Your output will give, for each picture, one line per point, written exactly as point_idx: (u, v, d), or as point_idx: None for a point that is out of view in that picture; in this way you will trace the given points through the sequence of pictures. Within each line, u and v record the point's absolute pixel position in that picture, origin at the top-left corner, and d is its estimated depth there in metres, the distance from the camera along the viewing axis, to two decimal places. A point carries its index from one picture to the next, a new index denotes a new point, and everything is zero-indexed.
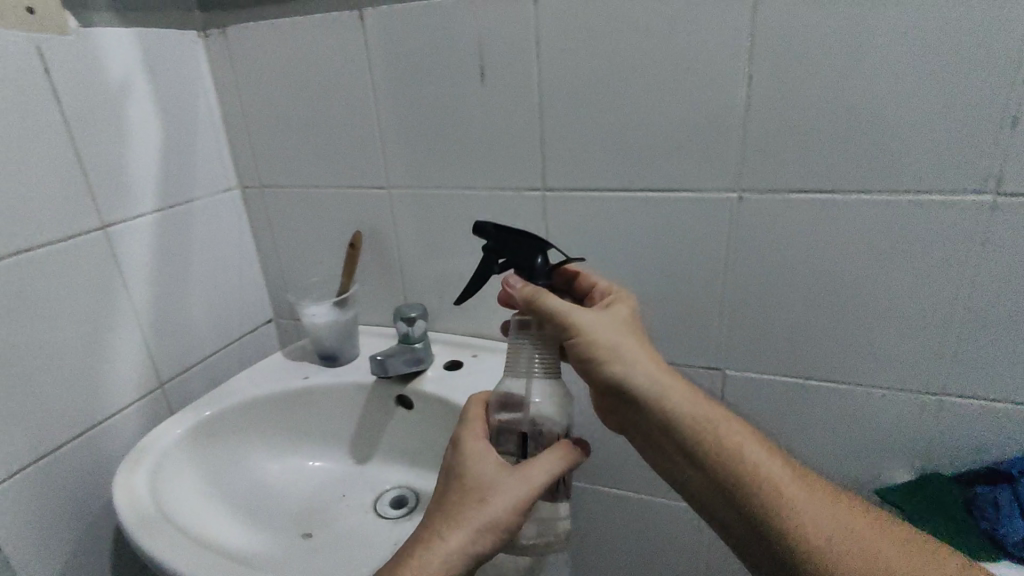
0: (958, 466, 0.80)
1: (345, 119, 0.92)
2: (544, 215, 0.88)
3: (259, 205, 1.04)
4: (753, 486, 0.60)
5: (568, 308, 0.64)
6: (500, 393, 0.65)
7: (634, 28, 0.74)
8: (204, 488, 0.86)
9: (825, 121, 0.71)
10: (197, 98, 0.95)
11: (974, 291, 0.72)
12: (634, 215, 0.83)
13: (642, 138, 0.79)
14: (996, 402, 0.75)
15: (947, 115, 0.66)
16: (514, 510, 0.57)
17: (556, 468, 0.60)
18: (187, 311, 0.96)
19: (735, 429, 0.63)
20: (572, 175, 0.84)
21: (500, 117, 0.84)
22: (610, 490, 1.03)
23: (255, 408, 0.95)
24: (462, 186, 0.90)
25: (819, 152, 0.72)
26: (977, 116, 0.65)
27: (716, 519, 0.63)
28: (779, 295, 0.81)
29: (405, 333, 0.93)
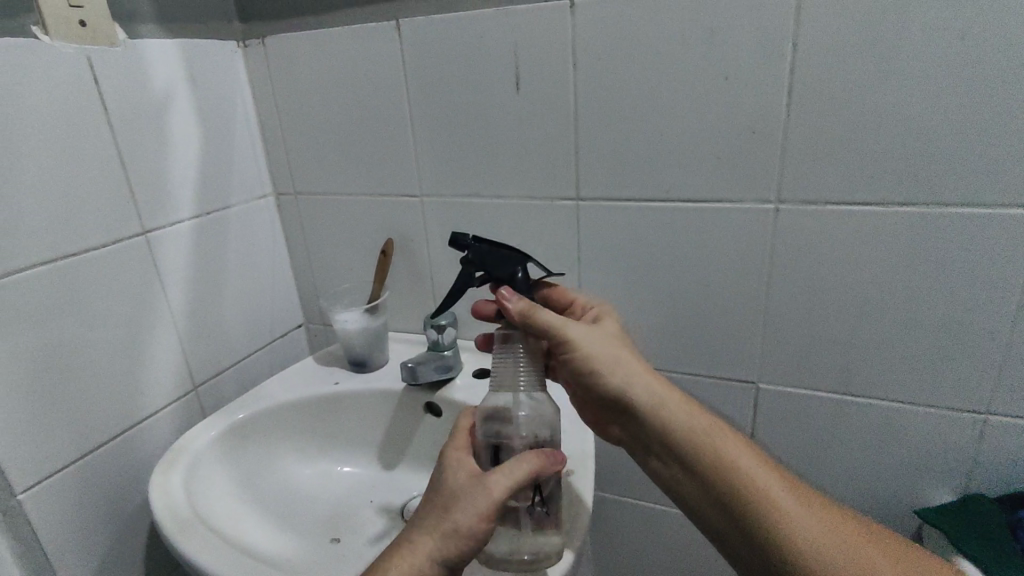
0: (1002, 487, 0.65)
1: (374, 126, 0.79)
2: (611, 232, 0.73)
3: (292, 212, 0.91)
4: (748, 499, 0.52)
5: (560, 321, 0.57)
6: (487, 407, 0.54)
7: (761, 40, 0.59)
8: (235, 492, 0.72)
9: (957, 134, 0.56)
10: (236, 106, 0.83)
11: (977, 312, 0.61)
12: (743, 223, 0.66)
13: (752, 148, 0.63)
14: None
15: (959, 134, 0.56)
16: (478, 514, 0.48)
17: (522, 475, 0.49)
18: (220, 317, 0.83)
19: (730, 441, 0.55)
20: (655, 186, 0.68)
21: (568, 124, 0.69)
22: (637, 504, 0.86)
23: (284, 416, 0.79)
24: (517, 197, 0.75)
25: (955, 167, 0.57)
26: (987, 133, 0.55)
27: (715, 532, 0.55)
28: (902, 337, 0.65)
29: (434, 340, 0.78)
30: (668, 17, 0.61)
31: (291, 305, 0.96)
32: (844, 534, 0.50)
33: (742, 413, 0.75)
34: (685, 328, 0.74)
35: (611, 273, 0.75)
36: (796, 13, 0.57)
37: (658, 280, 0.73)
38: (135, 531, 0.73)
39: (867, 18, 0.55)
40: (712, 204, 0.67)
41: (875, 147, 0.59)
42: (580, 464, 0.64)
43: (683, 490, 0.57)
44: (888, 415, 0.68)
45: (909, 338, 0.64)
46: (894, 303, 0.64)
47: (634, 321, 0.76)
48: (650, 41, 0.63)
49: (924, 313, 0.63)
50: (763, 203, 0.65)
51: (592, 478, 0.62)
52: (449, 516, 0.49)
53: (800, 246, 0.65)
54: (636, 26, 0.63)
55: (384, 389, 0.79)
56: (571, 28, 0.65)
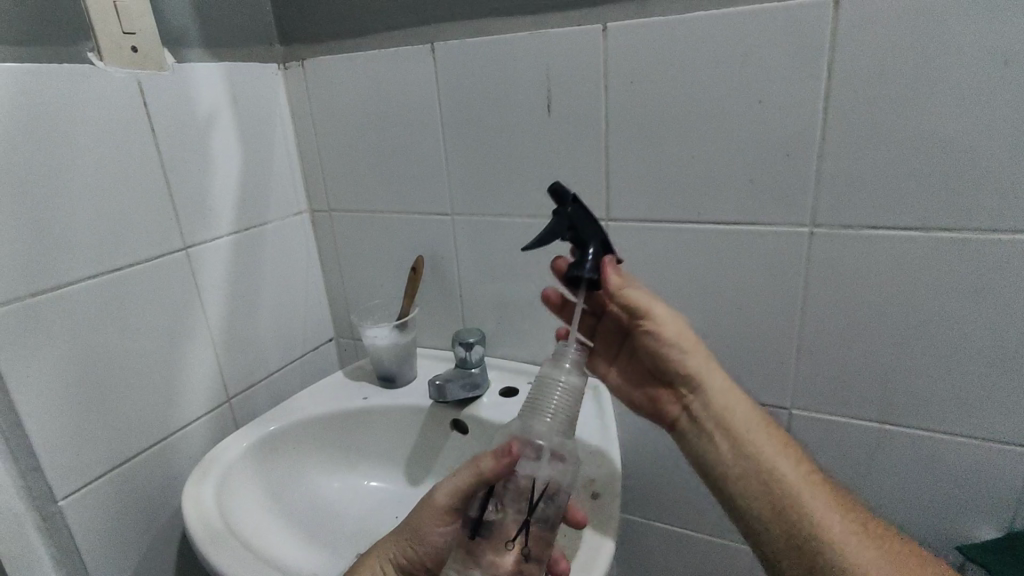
0: None
1: (408, 147, 0.81)
2: (644, 255, 0.72)
3: (326, 229, 0.93)
4: (793, 502, 0.54)
5: (650, 300, 0.57)
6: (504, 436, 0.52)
7: (799, 63, 0.59)
8: (265, 504, 0.73)
9: (1001, 158, 0.55)
10: (276, 128, 0.85)
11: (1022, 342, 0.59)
12: (779, 246, 0.65)
13: (789, 172, 0.62)
14: None
15: (1002, 159, 0.55)
16: (424, 522, 0.53)
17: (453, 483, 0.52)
18: (254, 332, 0.85)
19: (783, 451, 0.57)
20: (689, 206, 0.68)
21: (600, 146, 0.70)
22: (666, 529, 0.84)
23: (314, 428, 0.80)
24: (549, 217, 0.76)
25: (999, 192, 0.55)
26: None
27: (747, 525, 0.56)
28: (946, 365, 0.62)
29: (461, 358, 0.78)
30: (704, 42, 0.61)
31: (323, 319, 0.97)
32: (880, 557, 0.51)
33: None
34: (716, 351, 0.73)
35: None
36: (833, 36, 0.57)
37: (689, 303, 0.72)
38: (168, 543, 0.75)
39: (910, 40, 0.55)
40: (746, 227, 0.66)
41: (915, 171, 0.58)
42: (609, 486, 0.63)
43: (722, 486, 0.58)
44: (930, 445, 0.66)
45: (950, 365, 0.62)
46: (940, 331, 0.62)
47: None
48: (684, 64, 0.63)
49: (966, 341, 0.61)
50: (797, 227, 0.64)
51: (620, 501, 0.61)
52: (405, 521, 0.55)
53: (837, 271, 0.64)
54: (670, 50, 0.63)
55: (413, 406, 0.80)
56: (605, 50, 0.66)
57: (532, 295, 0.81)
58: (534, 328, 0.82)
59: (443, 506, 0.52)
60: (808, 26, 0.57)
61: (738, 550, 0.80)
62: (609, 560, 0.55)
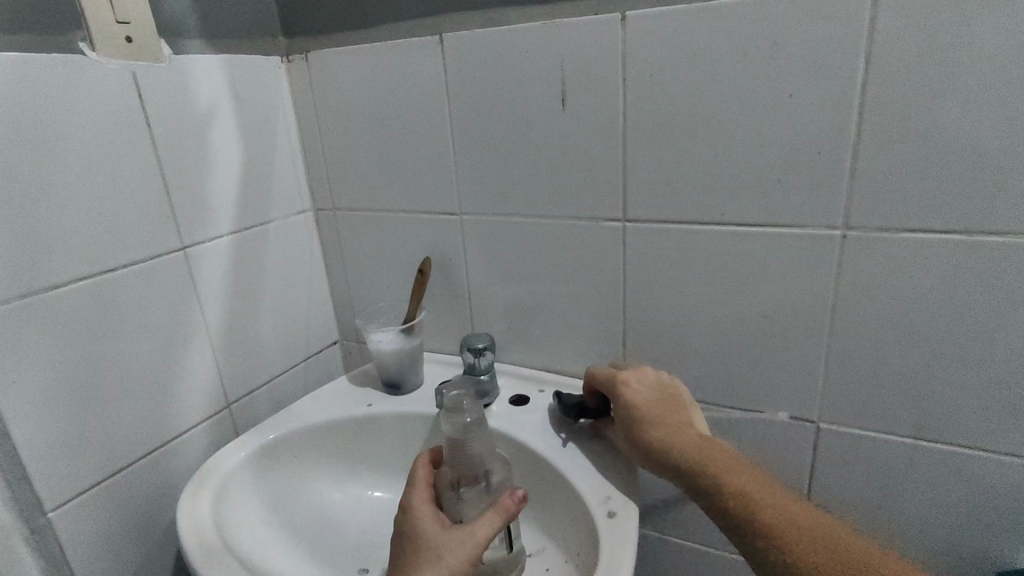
0: None
1: (415, 143, 0.78)
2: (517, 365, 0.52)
3: (331, 228, 0.90)
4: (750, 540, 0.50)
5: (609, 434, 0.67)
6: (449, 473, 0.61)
7: (833, 54, 0.55)
8: (263, 516, 0.69)
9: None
10: (278, 123, 0.82)
11: None
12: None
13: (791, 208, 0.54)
14: None
15: None
16: (467, 557, 0.53)
17: (498, 521, 0.55)
18: (256, 334, 0.82)
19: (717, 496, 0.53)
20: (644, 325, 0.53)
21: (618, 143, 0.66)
22: (683, 543, 0.81)
23: (316, 436, 0.77)
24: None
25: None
26: None
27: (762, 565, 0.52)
28: (988, 377, 0.58)
29: (470, 364, 0.75)
30: (730, 32, 0.58)
31: (327, 322, 0.94)
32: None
33: (802, 455, 0.69)
34: (739, 360, 0.69)
35: (658, 300, 0.71)
36: (869, 25, 0.53)
37: (710, 310, 0.68)
38: (163, 556, 0.72)
39: (956, 27, 0.50)
40: (771, 228, 0.62)
41: (959, 170, 0.54)
42: (626, 506, 0.60)
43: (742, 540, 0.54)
44: (969, 461, 0.62)
45: (994, 377, 0.58)
46: (982, 341, 0.58)
47: (682, 349, 0.72)
48: (709, 56, 0.59)
49: (1011, 351, 0.57)
50: (828, 228, 0.60)
51: (638, 521, 0.58)
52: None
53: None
54: (693, 41, 0.59)
55: (419, 413, 0.77)
56: (624, 42, 0.62)
57: (544, 299, 0.77)
58: (546, 334, 0.79)
59: (472, 557, 0.53)
60: (842, 14, 0.54)
61: None
62: None
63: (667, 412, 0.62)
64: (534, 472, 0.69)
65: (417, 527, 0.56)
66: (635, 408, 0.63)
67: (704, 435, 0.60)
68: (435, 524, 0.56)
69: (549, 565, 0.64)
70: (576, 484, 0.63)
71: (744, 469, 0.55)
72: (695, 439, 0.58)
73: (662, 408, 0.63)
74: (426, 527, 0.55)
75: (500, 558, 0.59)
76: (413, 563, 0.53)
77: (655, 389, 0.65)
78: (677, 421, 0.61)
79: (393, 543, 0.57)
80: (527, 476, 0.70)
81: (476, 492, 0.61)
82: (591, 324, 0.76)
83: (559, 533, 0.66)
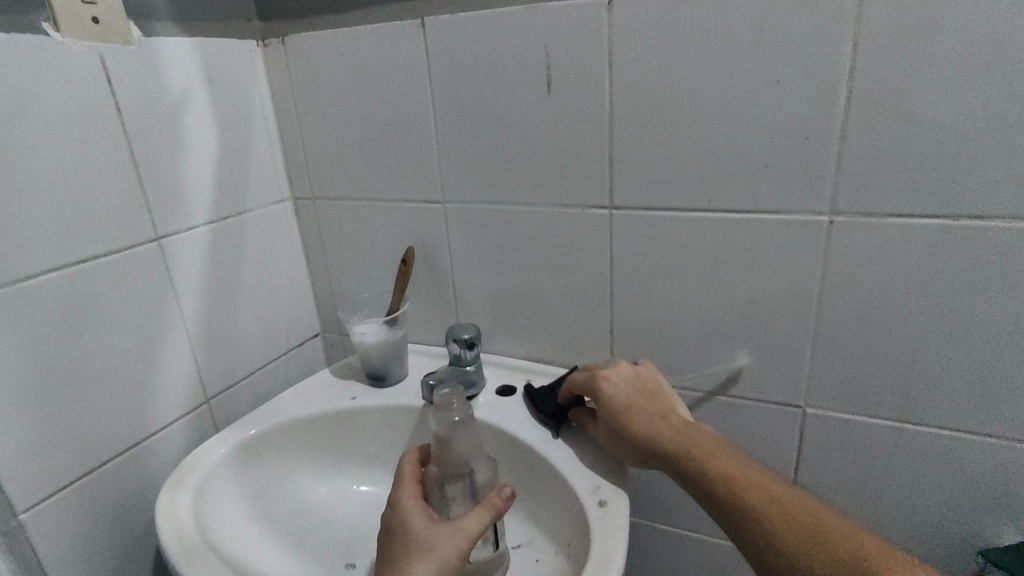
0: None
1: (396, 130, 0.76)
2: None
3: (311, 218, 0.87)
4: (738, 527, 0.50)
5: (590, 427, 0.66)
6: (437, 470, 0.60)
7: (822, 38, 0.54)
8: (246, 513, 0.68)
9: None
10: (254, 109, 0.80)
11: None
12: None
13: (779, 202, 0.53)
14: None
15: None
16: (456, 551, 0.52)
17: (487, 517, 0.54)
18: (235, 327, 0.80)
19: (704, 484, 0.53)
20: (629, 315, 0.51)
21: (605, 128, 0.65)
22: (671, 530, 0.81)
23: (299, 431, 0.75)
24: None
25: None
26: None
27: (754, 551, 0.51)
28: (973, 361, 0.59)
29: (456, 355, 0.74)
30: (720, 15, 0.57)
31: (308, 314, 0.92)
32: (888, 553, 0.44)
33: (788, 441, 0.70)
34: (726, 347, 0.69)
35: (644, 288, 0.70)
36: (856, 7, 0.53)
37: (697, 297, 0.68)
38: (142, 555, 0.70)
39: (946, 11, 0.50)
40: (758, 214, 0.62)
41: (945, 155, 0.54)
42: (616, 495, 0.59)
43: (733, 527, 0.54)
44: (952, 444, 0.63)
45: (977, 360, 0.59)
46: (966, 325, 0.58)
47: (670, 337, 0.71)
48: (698, 40, 0.58)
49: (993, 334, 0.57)
50: (815, 214, 0.60)
51: (629, 511, 0.57)
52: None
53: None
54: (683, 24, 0.58)
55: (404, 405, 0.75)
56: (612, 26, 0.61)
57: (530, 288, 0.76)
58: (532, 323, 0.78)
59: (461, 551, 0.52)
60: None
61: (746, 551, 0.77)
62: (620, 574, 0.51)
63: (650, 403, 0.62)
64: (523, 463, 0.68)
65: (405, 521, 0.55)
66: (614, 402, 0.62)
67: (687, 423, 0.60)
68: (423, 519, 0.55)
69: (538, 556, 0.64)
70: (566, 475, 0.62)
71: (730, 456, 0.55)
72: (676, 429, 0.58)
73: (643, 400, 0.62)
74: (415, 523, 0.54)
75: (485, 555, 0.58)
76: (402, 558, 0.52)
77: (633, 380, 0.65)
78: (660, 411, 0.61)
79: (380, 540, 0.56)
80: (515, 467, 0.69)
81: (462, 491, 0.60)
82: (577, 312, 0.75)
83: (548, 524, 0.65)
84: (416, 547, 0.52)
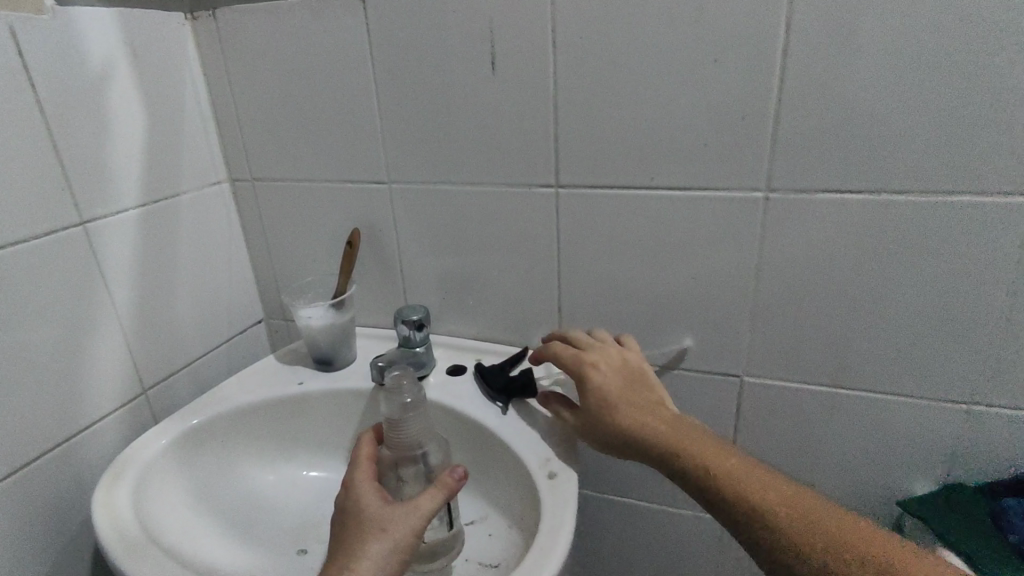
0: (980, 475, 0.66)
1: (339, 108, 0.74)
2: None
3: (250, 200, 0.84)
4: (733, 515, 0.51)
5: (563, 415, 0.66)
6: (390, 454, 0.61)
7: (757, 20, 0.56)
8: (190, 505, 0.66)
9: (956, 119, 0.54)
10: (186, 86, 0.76)
11: (967, 302, 0.60)
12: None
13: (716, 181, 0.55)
14: (1002, 408, 0.62)
15: (952, 123, 0.54)
16: (411, 530, 0.53)
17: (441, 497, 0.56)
18: (172, 315, 0.76)
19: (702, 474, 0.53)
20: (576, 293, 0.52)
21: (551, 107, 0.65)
22: (618, 499, 0.84)
23: (244, 418, 0.74)
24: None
25: (952, 155, 0.55)
26: (980, 120, 0.54)
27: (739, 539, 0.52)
28: (894, 328, 0.63)
29: (405, 337, 0.73)
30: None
31: (250, 299, 0.90)
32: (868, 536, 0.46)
33: (727, 408, 0.73)
34: (668, 321, 0.71)
35: (591, 265, 0.71)
36: None
37: (642, 274, 0.70)
38: (80, 554, 0.67)
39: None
40: (699, 192, 0.64)
41: (869, 133, 0.57)
42: (565, 469, 0.61)
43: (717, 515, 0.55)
44: (875, 406, 0.67)
45: (898, 326, 0.63)
46: (888, 295, 0.62)
47: (616, 313, 0.73)
48: (640, 19, 0.59)
49: (911, 301, 0.62)
50: (752, 191, 0.62)
51: (578, 484, 0.59)
52: (351, 557, 0.51)
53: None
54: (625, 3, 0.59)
55: (353, 389, 0.74)
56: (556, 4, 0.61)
57: (479, 268, 0.76)
58: (482, 303, 0.79)
59: (416, 530, 0.53)
60: None
61: (688, 516, 0.81)
62: (570, 544, 0.52)
63: (636, 395, 0.62)
64: (474, 441, 0.69)
65: (359, 504, 0.56)
66: (604, 393, 0.62)
67: (675, 415, 0.60)
68: (378, 502, 0.56)
69: (492, 531, 0.65)
70: (517, 452, 0.63)
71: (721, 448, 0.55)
72: (666, 422, 0.59)
73: (630, 391, 0.63)
74: (369, 505, 0.55)
75: (440, 535, 0.58)
76: (355, 539, 0.53)
77: (621, 370, 0.65)
78: (647, 404, 0.61)
79: (333, 524, 0.56)
80: (467, 445, 0.70)
81: (415, 473, 0.61)
82: (526, 291, 0.76)
83: (501, 499, 0.66)
84: (369, 529, 0.53)
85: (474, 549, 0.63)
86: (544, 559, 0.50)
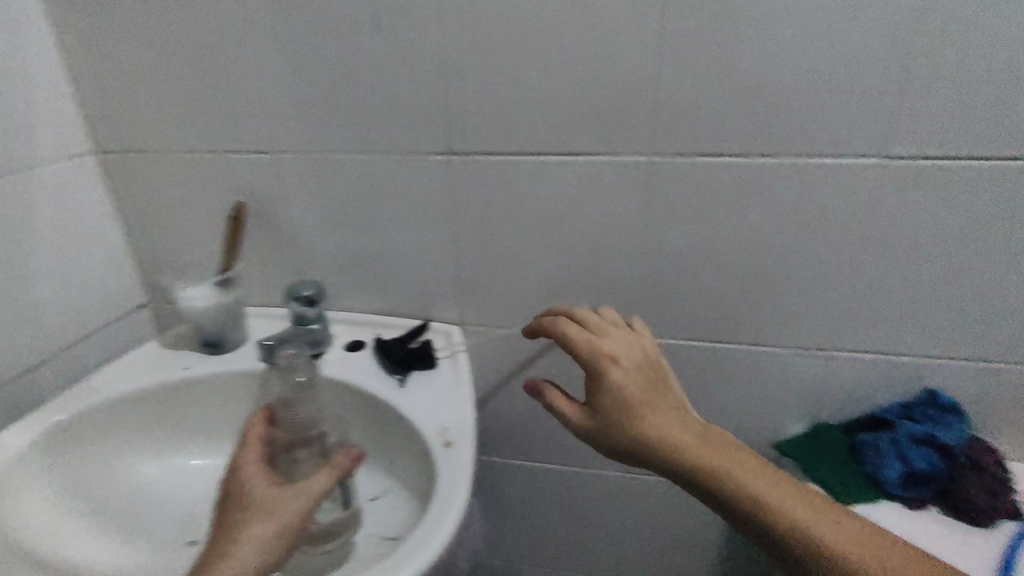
0: (846, 415, 0.68)
1: (220, 63, 0.64)
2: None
3: (122, 164, 0.72)
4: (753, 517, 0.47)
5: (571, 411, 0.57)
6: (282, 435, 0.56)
7: None
8: (56, 505, 0.62)
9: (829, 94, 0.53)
10: (26, 23, 0.63)
11: (850, 265, 0.61)
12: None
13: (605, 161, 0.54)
14: (905, 357, 0.64)
15: (831, 89, 0.53)
16: (297, 510, 0.48)
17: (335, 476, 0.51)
18: (37, 299, 0.67)
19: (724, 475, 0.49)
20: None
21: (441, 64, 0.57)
22: (545, 468, 0.81)
23: (120, 409, 0.69)
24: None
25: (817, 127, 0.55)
26: (850, 88, 0.53)
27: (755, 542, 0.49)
28: (777, 290, 0.64)
29: (299, 314, 0.66)
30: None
31: (128, 279, 0.77)
32: (842, 515, 0.47)
33: None
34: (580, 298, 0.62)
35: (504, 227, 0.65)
36: None
37: (547, 238, 0.65)
38: None
39: None
40: (591, 156, 0.60)
41: (752, 99, 0.55)
42: (465, 438, 0.60)
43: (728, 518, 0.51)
44: (786, 371, 0.67)
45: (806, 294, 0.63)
46: (774, 259, 0.62)
47: (534, 281, 0.68)
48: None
49: (810, 268, 0.61)
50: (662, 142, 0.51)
51: (473, 458, 0.58)
52: (228, 542, 0.46)
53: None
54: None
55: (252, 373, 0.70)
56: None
57: (383, 243, 0.70)
58: (388, 279, 0.72)
59: (304, 512, 0.48)
60: None
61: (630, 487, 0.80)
62: (464, 501, 0.54)
63: (660, 397, 0.54)
64: (373, 416, 0.67)
65: (241, 485, 0.51)
66: (623, 394, 0.53)
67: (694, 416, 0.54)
68: (266, 481, 0.51)
69: (396, 504, 0.63)
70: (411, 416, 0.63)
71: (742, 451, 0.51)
72: (698, 434, 0.52)
73: (653, 392, 0.54)
74: (254, 485, 0.50)
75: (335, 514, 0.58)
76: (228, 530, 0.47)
77: (641, 361, 0.56)
78: (669, 406, 0.54)
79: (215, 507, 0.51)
80: (367, 421, 0.67)
81: (309, 453, 0.57)
82: (433, 263, 0.69)
83: (400, 471, 0.65)
84: (251, 515, 0.48)
85: (376, 523, 0.62)
86: (433, 532, 0.50)
